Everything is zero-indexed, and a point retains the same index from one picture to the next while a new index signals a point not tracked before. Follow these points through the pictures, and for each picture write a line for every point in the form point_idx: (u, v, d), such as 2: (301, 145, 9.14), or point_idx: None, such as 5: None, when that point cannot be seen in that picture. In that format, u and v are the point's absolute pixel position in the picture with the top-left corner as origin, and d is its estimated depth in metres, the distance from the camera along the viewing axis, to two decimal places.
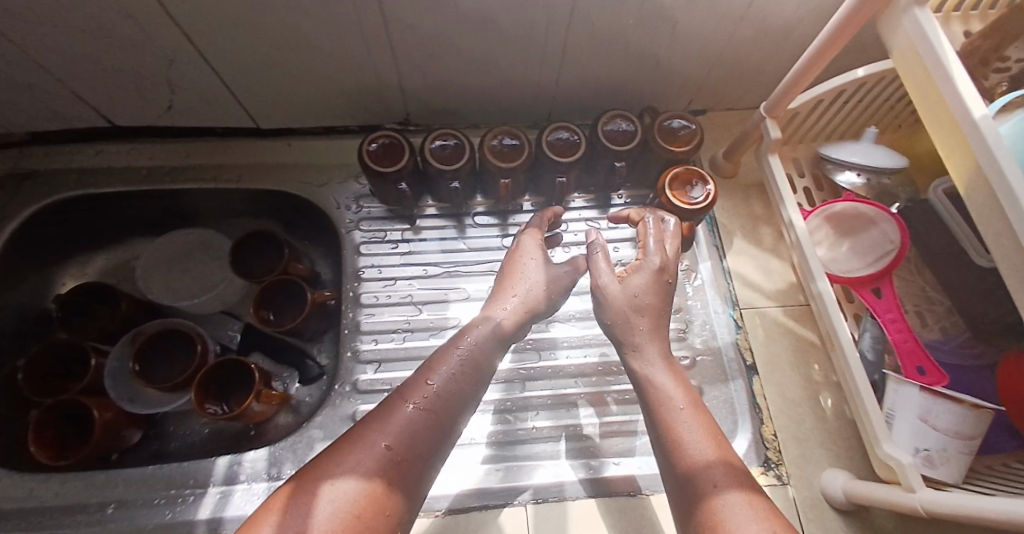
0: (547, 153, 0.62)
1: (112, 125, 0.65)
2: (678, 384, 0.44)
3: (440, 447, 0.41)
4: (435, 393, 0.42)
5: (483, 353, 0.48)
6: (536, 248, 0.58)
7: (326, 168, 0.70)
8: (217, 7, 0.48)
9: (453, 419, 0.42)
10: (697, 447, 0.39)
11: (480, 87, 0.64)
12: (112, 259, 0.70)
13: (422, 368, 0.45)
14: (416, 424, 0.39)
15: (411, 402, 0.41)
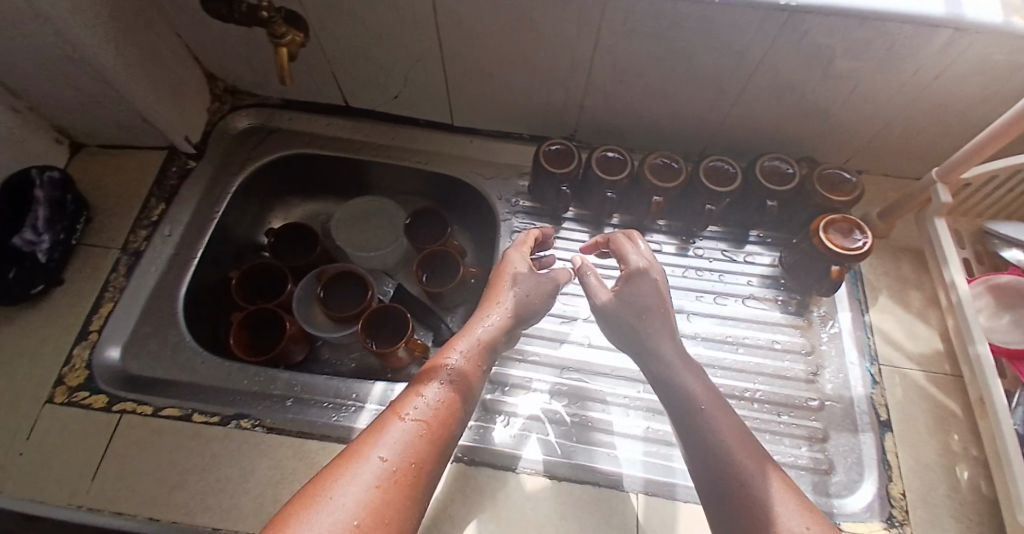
0: (704, 181, 0.67)
1: (344, 105, 0.80)
2: (694, 378, 0.50)
3: (446, 444, 0.42)
4: (430, 403, 0.43)
5: (464, 367, 0.49)
6: (523, 262, 0.60)
7: (497, 164, 0.81)
8: (471, 18, 0.60)
9: (453, 412, 0.44)
10: (729, 441, 0.44)
11: (651, 115, 0.72)
12: (310, 210, 0.85)
13: (406, 389, 0.46)
14: (421, 431, 0.40)
15: (401, 418, 0.41)
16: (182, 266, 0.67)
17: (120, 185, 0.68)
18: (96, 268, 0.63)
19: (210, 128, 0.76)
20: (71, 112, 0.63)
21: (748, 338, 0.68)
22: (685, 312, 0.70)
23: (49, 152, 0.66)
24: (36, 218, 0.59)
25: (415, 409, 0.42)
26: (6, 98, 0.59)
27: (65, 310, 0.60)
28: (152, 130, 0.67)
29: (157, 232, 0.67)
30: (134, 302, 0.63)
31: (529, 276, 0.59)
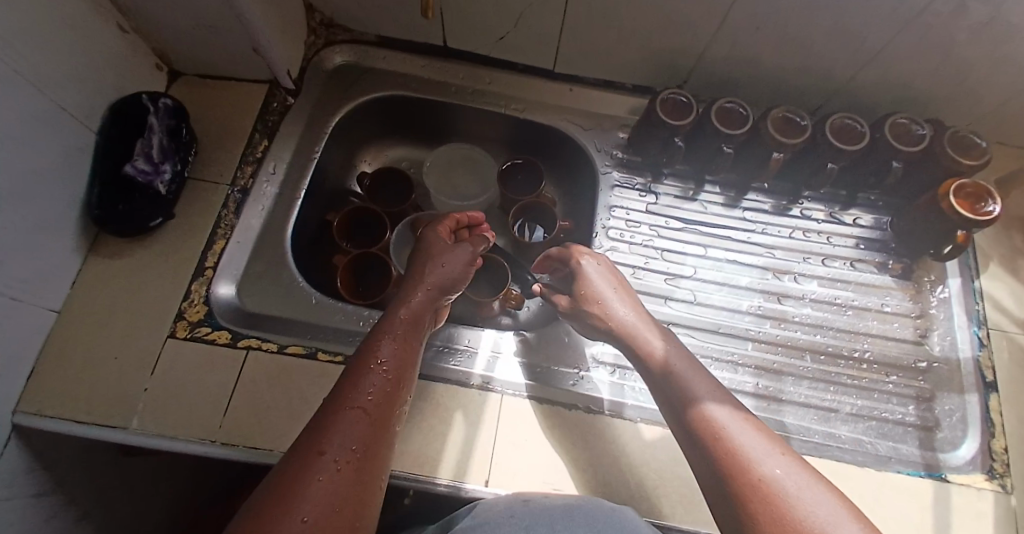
0: (830, 139, 0.66)
1: (444, 47, 0.77)
2: (667, 348, 0.53)
3: (394, 419, 0.44)
4: (375, 386, 0.44)
5: (403, 346, 0.50)
6: (445, 247, 0.63)
7: (599, 115, 0.78)
8: None
9: (399, 387, 0.46)
10: (691, 388, 0.48)
11: (777, 68, 0.70)
12: (399, 156, 0.84)
13: (342, 382, 0.45)
14: (371, 415, 0.42)
15: (345, 409, 0.41)
16: (286, 205, 0.66)
17: (222, 118, 0.65)
18: (207, 203, 0.61)
19: (308, 63, 0.73)
20: (178, 36, 0.60)
21: (855, 300, 0.68)
22: (800, 275, 0.70)
23: (151, 79, 0.63)
24: (151, 146, 0.57)
25: (361, 395, 0.43)
26: (116, 16, 0.55)
27: (180, 244, 0.59)
28: (257, 61, 0.64)
29: (262, 169, 0.65)
30: (246, 240, 0.62)
31: (457, 254, 0.63)
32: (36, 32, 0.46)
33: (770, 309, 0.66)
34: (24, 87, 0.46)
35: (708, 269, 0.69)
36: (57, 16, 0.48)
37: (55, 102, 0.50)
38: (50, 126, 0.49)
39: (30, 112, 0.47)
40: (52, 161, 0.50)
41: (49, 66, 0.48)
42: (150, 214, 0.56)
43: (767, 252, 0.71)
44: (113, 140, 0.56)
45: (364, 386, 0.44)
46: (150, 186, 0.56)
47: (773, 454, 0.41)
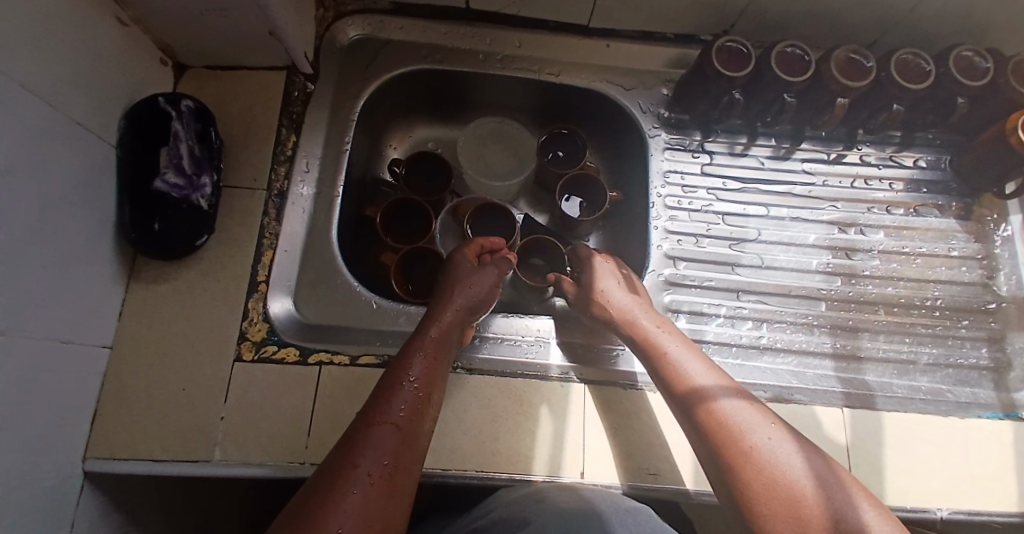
0: (897, 78, 0.61)
1: (465, 9, 0.69)
2: (677, 340, 0.51)
3: (423, 437, 0.42)
4: (407, 401, 0.42)
5: (434, 354, 0.48)
6: (465, 258, 0.61)
7: (640, 72, 0.73)
8: None
9: (430, 405, 0.44)
10: (687, 366, 0.48)
11: (834, 4, 0.64)
12: (425, 135, 0.77)
13: (375, 394, 0.42)
14: (402, 431, 0.39)
15: (379, 423, 0.39)
16: (327, 205, 0.61)
17: (243, 114, 0.59)
18: (247, 212, 0.56)
19: (319, 41, 0.65)
20: (184, 25, 0.53)
21: (922, 248, 0.67)
22: (865, 226, 0.68)
23: (159, 78, 0.56)
24: (182, 157, 0.51)
25: (395, 409, 0.40)
26: (114, 9, 0.48)
27: (226, 260, 0.54)
28: (273, 45, 0.57)
29: (296, 168, 0.60)
30: (294, 247, 0.57)
31: (483, 277, 0.59)
32: (38, 38, 0.40)
33: (839, 266, 0.65)
34: (37, 106, 0.40)
35: (772, 230, 0.67)
36: (55, 16, 0.41)
37: (70, 118, 0.43)
38: (69, 146, 0.43)
39: (47, 135, 0.41)
40: (79, 187, 0.45)
41: (57, 77, 0.42)
42: (193, 233, 0.52)
43: (829, 206, 0.68)
44: (135, 152, 0.50)
45: (398, 400, 0.41)
46: (188, 201, 0.51)
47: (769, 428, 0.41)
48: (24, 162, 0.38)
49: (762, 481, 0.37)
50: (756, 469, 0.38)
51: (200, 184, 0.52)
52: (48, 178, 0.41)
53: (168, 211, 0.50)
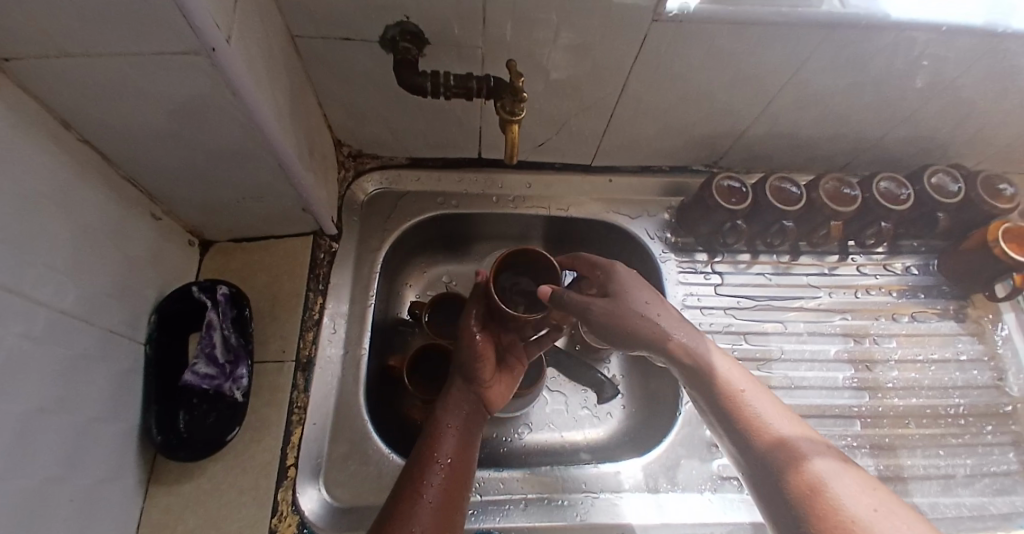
0: (882, 202, 0.67)
1: (477, 158, 0.73)
2: (729, 363, 0.47)
3: (460, 508, 0.46)
4: (437, 478, 0.46)
5: (458, 421, 0.51)
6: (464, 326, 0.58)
7: (642, 201, 0.77)
8: (666, 66, 0.56)
9: (462, 475, 0.47)
10: (732, 378, 0.45)
11: (811, 138, 0.71)
12: (435, 272, 0.77)
13: (407, 470, 0.47)
14: (438, 507, 0.44)
15: (416, 501, 0.44)
16: (355, 366, 0.58)
17: (270, 283, 0.59)
18: (275, 388, 0.54)
19: (341, 200, 0.68)
20: (215, 210, 0.54)
21: (933, 354, 0.70)
22: (878, 335, 0.70)
23: (184, 259, 0.56)
24: (215, 346, 0.50)
25: (427, 488, 0.45)
26: (149, 206, 0.49)
27: (253, 446, 0.51)
28: (300, 216, 0.58)
29: (322, 332, 0.59)
30: (324, 419, 0.54)
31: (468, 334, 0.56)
32: (72, 257, 0.40)
33: (863, 380, 0.67)
34: (66, 324, 0.39)
35: (794, 346, 0.69)
36: (92, 228, 0.42)
37: (101, 325, 0.43)
38: (98, 354, 0.42)
39: (74, 350, 0.39)
40: (105, 394, 0.43)
41: (93, 287, 0.42)
42: (223, 426, 0.49)
43: (840, 317, 0.71)
44: (163, 347, 0.49)
45: (429, 479, 0.46)
46: (219, 392, 0.50)
47: (819, 450, 0.39)
48: (44, 388, 0.36)
49: (823, 502, 0.35)
50: (821, 496, 0.35)
51: (234, 372, 0.51)
52: (72, 394, 0.39)
53: (194, 406, 0.48)
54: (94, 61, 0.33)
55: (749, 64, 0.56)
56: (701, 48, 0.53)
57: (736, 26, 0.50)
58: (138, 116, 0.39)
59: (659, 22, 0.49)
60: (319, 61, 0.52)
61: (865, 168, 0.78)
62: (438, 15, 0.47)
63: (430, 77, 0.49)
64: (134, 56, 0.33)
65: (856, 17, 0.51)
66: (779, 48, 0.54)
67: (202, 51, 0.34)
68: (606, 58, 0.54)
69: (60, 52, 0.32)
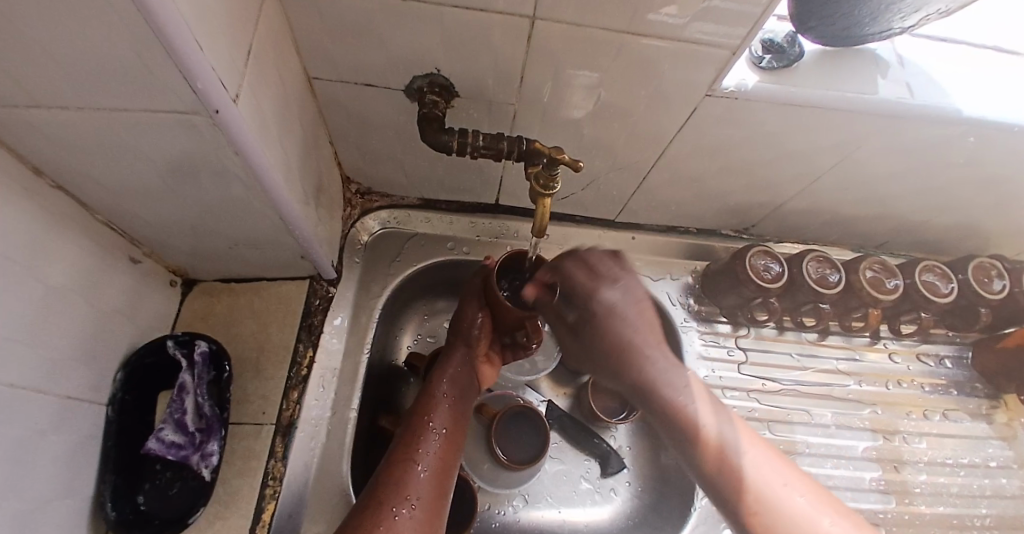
0: (923, 292, 0.64)
1: (493, 203, 0.67)
2: (700, 400, 0.46)
3: (455, 471, 0.45)
4: (433, 445, 0.45)
5: (454, 397, 0.50)
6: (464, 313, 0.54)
7: (666, 262, 0.72)
8: (713, 140, 0.52)
9: (458, 444, 0.47)
10: (722, 432, 0.44)
11: (851, 215, 0.67)
12: (432, 313, 0.69)
13: (402, 437, 0.46)
14: (432, 476, 0.43)
15: (415, 466, 0.43)
16: (342, 431, 0.52)
17: (258, 332, 0.54)
18: (251, 456, 0.48)
19: (342, 241, 0.62)
20: (203, 253, 0.49)
21: (963, 458, 0.69)
22: (908, 433, 0.69)
23: (163, 302, 0.51)
24: (183, 411, 0.46)
25: (424, 457, 0.44)
26: (129, 249, 0.45)
27: (220, 524, 0.45)
28: (299, 262, 0.53)
29: (309, 391, 0.53)
30: (301, 494, 0.49)
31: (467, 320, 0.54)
32: (31, 319, 0.35)
33: (892, 483, 0.65)
34: (22, 399, 0.34)
35: (819, 439, 0.66)
36: (59, 282, 0.37)
37: (57, 394, 0.38)
38: (56, 428, 0.37)
39: (28, 425, 0.35)
40: (60, 473, 0.38)
41: (52, 349, 0.37)
42: (186, 501, 0.45)
43: (869, 409, 0.70)
44: (128, 407, 0.44)
45: (425, 448, 0.44)
46: (184, 463, 0.46)
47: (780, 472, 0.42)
48: None
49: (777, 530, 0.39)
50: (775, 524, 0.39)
51: (203, 445, 0.46)
52: (25, 479, 0.34)
53: (157, 474, 0.45)
54: (76, 116, 0.29)
55: (800, 144, 0.52)
56: (752, 126, 0.49)
57: (797, 108, 0.46)
58: (123, 169, 0.35)
59: (711, 97, 0.45)
60: (335, 100, 0.48)
61: (899, 248, 0.75)
62: (470, 69, 0.43)
63: (458, 135, 0.45)
64: (123, 112, 0.29)
65: (925, 109, 0.48)
66: (836, 131, 0.50)
67: (204, 112, 0.29)
68: (648, 127, 0.50)
69: (38, 104, 0.28)
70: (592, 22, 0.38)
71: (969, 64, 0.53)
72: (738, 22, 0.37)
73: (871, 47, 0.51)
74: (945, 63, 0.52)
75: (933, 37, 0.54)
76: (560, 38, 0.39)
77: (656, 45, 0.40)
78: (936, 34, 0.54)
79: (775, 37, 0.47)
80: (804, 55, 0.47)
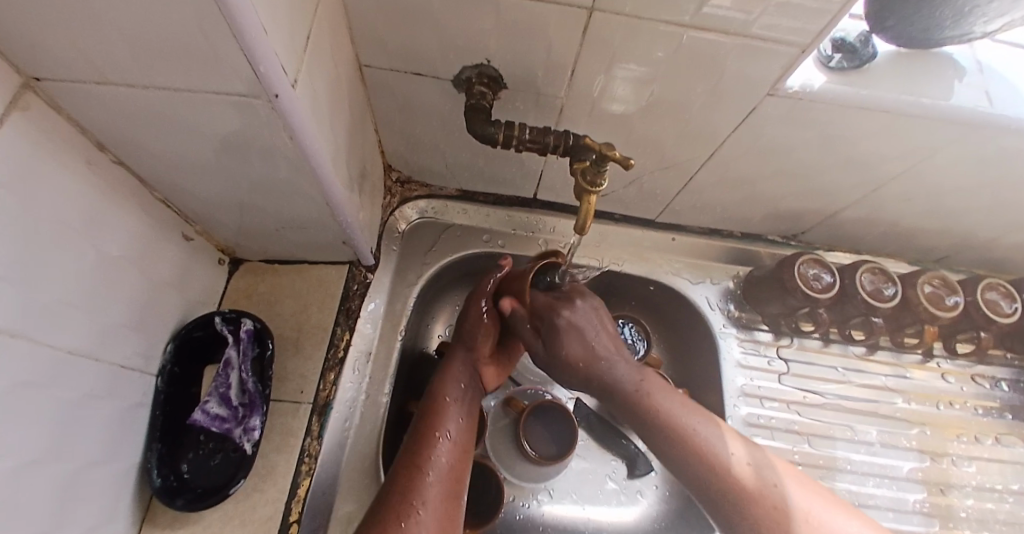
0: (984, 310, 0.60)
1: (532, 197, 0.67)
2: (685, 405, 0.47)
3: (465, 478, 0.46)
4: (445, 452, 0.45)
5: (465, 399, 0.51)
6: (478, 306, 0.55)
7: (706, 265, 0.69)
8: (769, 141, 0.49)
9: (468, 450, 0.48)
10: (711, 437, 0.45)
11: (910, 227, 0.63)
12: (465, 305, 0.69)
13: (413, 440, 0.46)
14: (443, 482, 0.44)
15: (426, 474, 0.43)
16: (374, 414, 0.53)
17: (298, 313, 0.55)
18: (288, 433, 0.50)
19: (381, 228, 0.62)
20: (250, 232, 0.50)
21: (1016, 488, 0.65)
22: (957, 456, 0.66)
23: (211, 278, 0.53)
24: (228, 385, 0.48)
25: (436, 463, 0.44)
26: (182, 226, 0.47)
27: (255, 497, 0.47)
28: (340, 246, 0.54)
29: (345, 373, 0.54)
30: (333, 474, 0.50)
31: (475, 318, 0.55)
32: (89, 287, 0.36)
33: (934, 507, 0.62)
34: (76, 362, 0.36)
35: (862, 457, 0.64)
36: (115, 253, 0.39)
37: (110, 360, 0.40)
38: (106, 394, 0.39)
39: (82, 389, 0.37)
40: (108, 436, 0.40)
41: (107, 319, 0.39)
42: (227, 473, 0.46)
43: (916, 429, 0.66)
44: (176, 379, 0.47)
45: (438, 454, 0.45)
46: (227, 436, 0.47)
47: (772, 469, 0.44)
48: (50, 435, 0.34)
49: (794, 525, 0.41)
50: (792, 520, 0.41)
51: (246, 420, 0.47)
52: (75, 439, 0.36)
53: (201, 445, 0.46)
54: (142, 93, 0.30)
55: (863, 149, 0.49)
56: (813, 128, 0.47)
57: (864, 110, 0.44)
58: (182, 147, 0.36)
59: (773, 96, 0.43)
60: (383, 87, 0.48)
61: (959, 263, 0.71)
62: (521, 59, 0.42)
63: (504, 127, 0.44)
64: (185, 92, 0.30)
65: (1006, 117, 0.44)
66: (904, 135, 0.47)
67: (263, 96, 0.29)
68: (700, 125, 0.48)
69: (107, 81, 0.29)
70: (652, 13, 0.36)
71: None
72: (810, 17, 0.35)
73: (948, 49, 0.47)
74: None
75: (1017, 41, 0.50)
76: (617, 31, 0.38)
77: (717, 39, 0.38)
78: (1022, 37, 0.51)
79: (845, 36, 0.44)
80: (877, 56, 0.45)
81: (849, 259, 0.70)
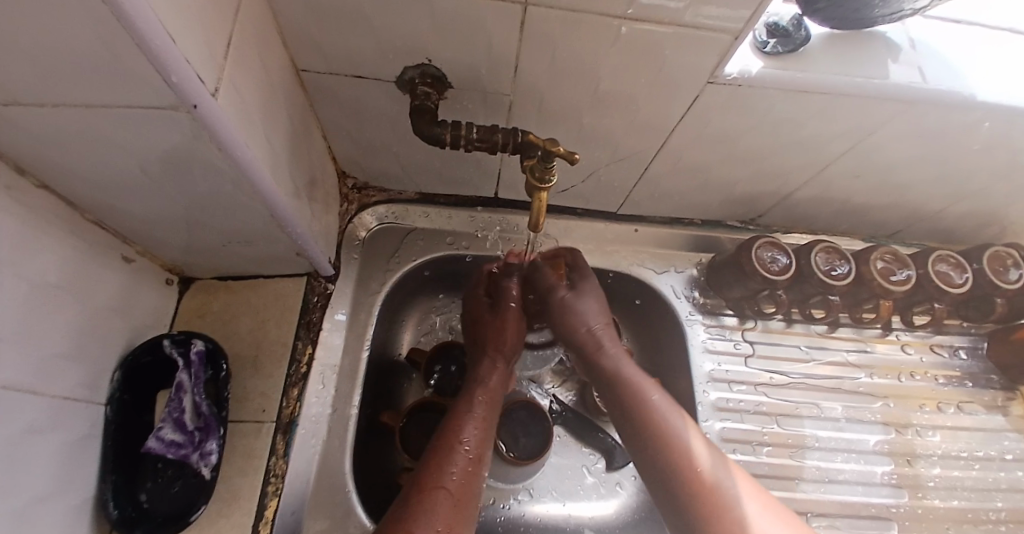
0: (936, 282, 0.62)
1: (493, 197, 0.66)
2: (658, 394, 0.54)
3: (479, 494, 0.44)
4: (460, 466, 0.44)
5: (486, 421, 0.49)
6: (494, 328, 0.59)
7: (669, 254, 0.70)
8: (719, 129, 0.50)
9: (482, 466, 0.46)
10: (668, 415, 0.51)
11: (863, 204, 0.65)
12: (434, 306, 0.68)
13: (427, 456, 0.45)
14: (457, 495, 0.42)
15: (439, 488, 0.42)
16: (342, 427, 0.52)
17: (255, 329, 0.54)
18: (251, 454, 0.48)
19: (340, 236, 0.61)
20: (197, 250, 0.49)
21: (980, 451, 0.68)
22: (921, 427, 0.68)
23: (159, 300, 0.51)
24: (182, 409, 0.46)
25: (450, 475, 0.43)
26: (122, 248, 0.45)
27: (218, 522, 0.45)
28: (295, 259, 0.53)
29: (308, 388, 0.53)
30: (302, 493, 0.49)
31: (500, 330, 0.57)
32: (20, 319, 0.35)
33: (904, 476, 0.64)
34: (15, 396, 0.34)
35: (829, 433, 0.65)
36: (48, 283, 0.37)
37: (51, 392, 0.38)
38: (50, 425, 0.37)
39: (24, 422, 0.35)
40: (54, 470, 0.38)
41: (43, 350, 0.37)
42: (187, 499, 0.45)
43: (881, 402, 0.68)
44: (126, 406, 0.45)
45: (452, 466, 0.44)
46: (184, 462, 0.46)
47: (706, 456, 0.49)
48: None
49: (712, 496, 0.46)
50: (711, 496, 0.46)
51: (202, 445, 0.46)
52: (16, 477, 0.34)
53: (158, 473, 0.45)
54: (52, 114, 0.29)
55: (807, 132, 0.50)
56: (757, 113, 0.47)
57: (804, 93, 0.45)
58: (108, 168, 0.34)
59: (715, 84, 0.44)
60: (327, 93, 0.47)
61: (912, 237, 0.73)
62: (463, 57, 0.42)
63: (451, 128, 0.44)
64: (101, 109, 0.28)
65: (939, 92, 0.46)
66: (848, 115, 0.48)
67: (183, 108, 0.28)
68: (649, 116, 0.48)
69: (12, 102, 0.27)
70: (587, 8, 0.36)
71: (984, 44, 0.51)
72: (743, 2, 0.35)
73: (880, 29, 0.49)
74: (959, 44, 0.50)
75: (946, 18, 0.52)
76: (556, 25, 0.38)
77: (655, 29, 0.38)
78: (950, 16, 0.52)
79: (780, 20, 0.46)
80: (811, 38, 0.46)
81: (807, 239, 0.72)
